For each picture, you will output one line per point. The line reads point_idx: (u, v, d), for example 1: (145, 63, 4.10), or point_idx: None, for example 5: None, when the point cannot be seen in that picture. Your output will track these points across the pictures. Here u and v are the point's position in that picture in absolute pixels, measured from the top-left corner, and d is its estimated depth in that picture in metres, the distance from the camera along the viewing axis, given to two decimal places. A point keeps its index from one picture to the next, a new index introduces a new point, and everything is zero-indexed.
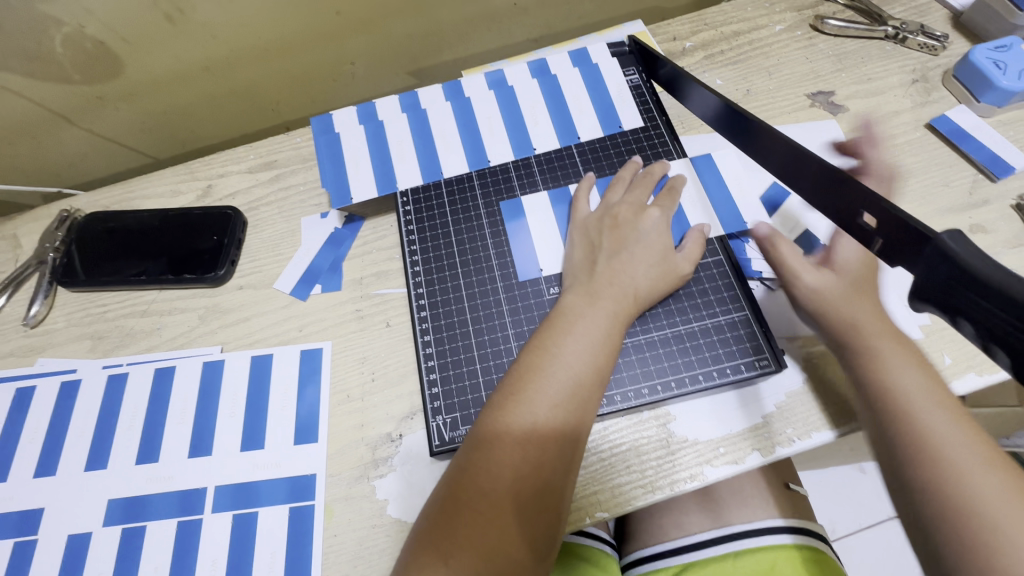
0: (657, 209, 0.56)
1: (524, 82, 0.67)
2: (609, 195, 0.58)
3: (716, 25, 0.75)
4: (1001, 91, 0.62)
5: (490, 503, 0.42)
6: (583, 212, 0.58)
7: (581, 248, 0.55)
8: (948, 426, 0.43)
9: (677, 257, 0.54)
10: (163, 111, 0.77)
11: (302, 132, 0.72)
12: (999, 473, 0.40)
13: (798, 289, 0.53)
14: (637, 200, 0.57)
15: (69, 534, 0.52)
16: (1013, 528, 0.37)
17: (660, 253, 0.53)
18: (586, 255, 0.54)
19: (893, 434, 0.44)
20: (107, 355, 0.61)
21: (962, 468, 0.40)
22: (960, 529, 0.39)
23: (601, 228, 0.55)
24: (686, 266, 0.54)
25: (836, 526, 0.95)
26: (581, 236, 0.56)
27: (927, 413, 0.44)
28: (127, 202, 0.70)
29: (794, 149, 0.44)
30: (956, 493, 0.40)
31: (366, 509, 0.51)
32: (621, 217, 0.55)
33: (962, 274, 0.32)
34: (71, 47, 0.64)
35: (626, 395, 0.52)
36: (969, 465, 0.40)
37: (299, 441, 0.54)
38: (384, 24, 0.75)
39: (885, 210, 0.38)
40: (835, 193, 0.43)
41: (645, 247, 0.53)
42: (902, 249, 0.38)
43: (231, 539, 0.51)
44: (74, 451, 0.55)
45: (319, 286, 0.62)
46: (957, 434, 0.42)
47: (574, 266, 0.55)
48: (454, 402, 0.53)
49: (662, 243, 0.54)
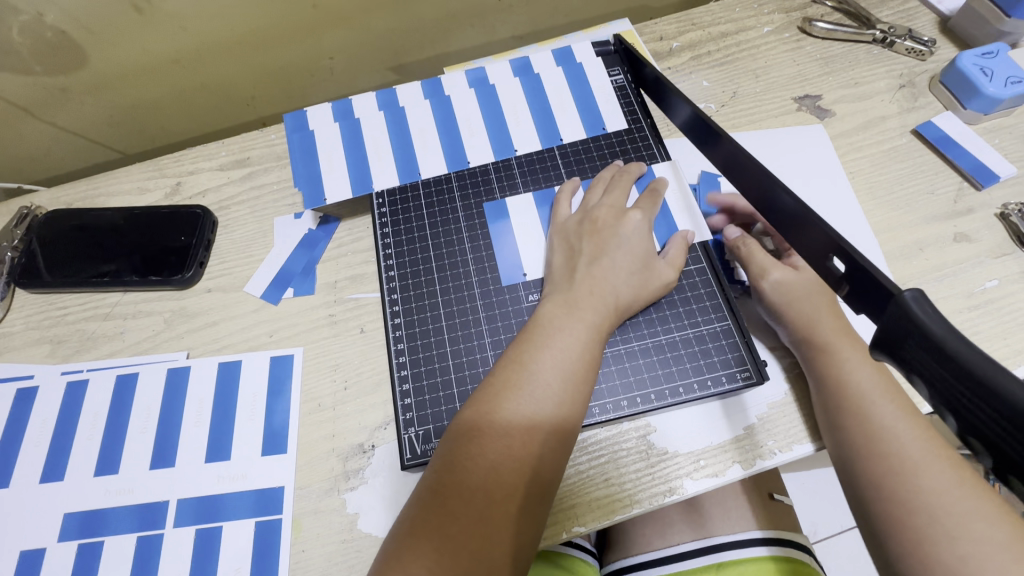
0: (638, 212, 0.54)
1: (506, 82, 0.65)
2: (589, 198, 0.57)
3: (704, 25, 0.73)
4: (987, 98, 0.61)
5: (460, 525, 0.40)
6: (564, 214, 0.57)
7: (560, 254, 0.54)
8: (899, 421, 0.45)
9: (658, 264, 0.52)
10: (131, 105, 0.74)
11: (276, 129, 0.70)
12: (949, 469, 0.41)
13: (768, 282, 0.53)
14: (618, 204, 0.55)
15: (22, 550, 0.49)
16: (952, 521, 0.39)
17: (642, 259, 0.52)
18: (566, 261, 0.53)
19: (845, 434, 0.46)
20: (66, 360, 0.58)
21: (907, 460, 0.42)
22: (900, 524, 0.41)
23: (580, 233, 0.54)
24: (667, 272, 0.52)
25: (817, 530, 0.95)
26: (561, 240, 0.54)
27: (878, 408, 0.46)
28: (91, 199, 0.67)
29: (768, 185, 0.44)
30: (901, 487, 0.42)
31: (335, 523, 0.49)
32: (601, 221, 0.54)
33: (920, 338, 0.30)
34: (30, 36, 0.61)
35: (605, 407, 0.50)
36: (915, 458, 0.42)
37: (268, 452, 0.52)
38: (363, 19, 0.73)
39: (835, 243, 0.38)
40: (804, 237, 0.42)
41: (626, 253, 0.52)
42: (868, 300, 0.36)
43: (194, 554, 0.49)
44: (30, 461, 0.53)
45: (291, 290, 0.60)
46: (905, 429, 0.44)
47: (555, 272, 0.53)
48: (427, 413, 0.51)
49: (643, 249, 0.53)
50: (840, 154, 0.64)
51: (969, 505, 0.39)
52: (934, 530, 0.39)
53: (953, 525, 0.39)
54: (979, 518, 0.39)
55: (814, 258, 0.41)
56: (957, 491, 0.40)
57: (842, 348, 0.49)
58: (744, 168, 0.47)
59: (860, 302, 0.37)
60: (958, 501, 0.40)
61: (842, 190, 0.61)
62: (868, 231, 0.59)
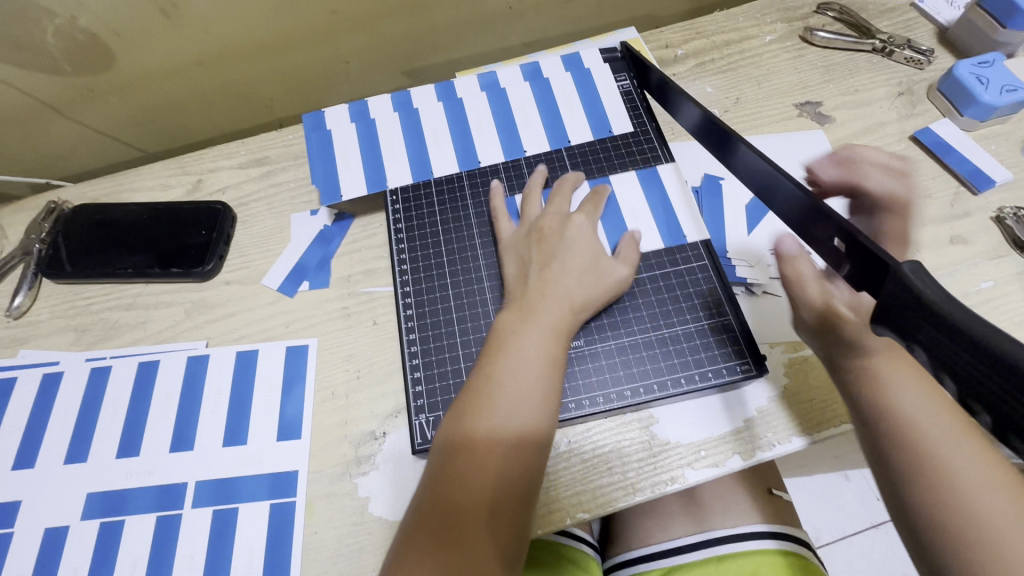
0: (582, 216, 0.57)
1: (517, 86, 0.68)
2: (532, 210, 0.59)
3: (708, 34, 0.76)
4: (983, 105, 0.63)
5: (485, 501, 0.42)
6: (506, 231, 0.59)
7: (514, 266, 0.56)
8: (950, 441, 0.42)
9: (609, 263, 0.54)
10: (154, 105, 0.77)
11: (294, 129, 0.72)
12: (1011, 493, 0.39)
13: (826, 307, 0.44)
14: (563, 210, 0.58)
15: (46, 527, 0.51)
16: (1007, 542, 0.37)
17: (591, 260, 0.54)
18: (519, 272, 0.55)
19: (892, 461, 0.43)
20: (90, 348, 0.60)
21: (954, 481, 0.40)
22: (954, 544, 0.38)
23: (529, 244, 0.56)
24: (619, 270, 0.54)
25: (820, 534, 0.95)
26: (513, 253, 0.56)
27: (931, 429, 0.43)
28: (115, 195, 0.69)
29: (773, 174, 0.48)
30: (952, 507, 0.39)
31: (348, 506, 0.51)
32: (547, 230, 0.56)
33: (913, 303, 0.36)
34: (63, 38, 0.64)
35: (608, 397, 0.52)
36: (966, 479, 0.40)
37: (283, 437, 0.54)
38: (378, 25, 0.76)
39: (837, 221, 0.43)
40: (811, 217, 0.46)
41: (573, 255, 0.54)
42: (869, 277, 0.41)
43: (210, 535, 0.50)
44: (55, 443, 0.55)
45: (307, 283, 0.62)
46: (958, 448, 0.41)
47: (509, 284, 0.55)
48: (437, 400, 0.53)
49: (590, 251, 0.55)
50: None
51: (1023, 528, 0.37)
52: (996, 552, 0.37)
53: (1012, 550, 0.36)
54: None
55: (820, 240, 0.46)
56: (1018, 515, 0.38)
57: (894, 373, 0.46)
58: (756, 171, 0.51)
59: (861, 278, 0.42)
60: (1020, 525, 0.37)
61: None
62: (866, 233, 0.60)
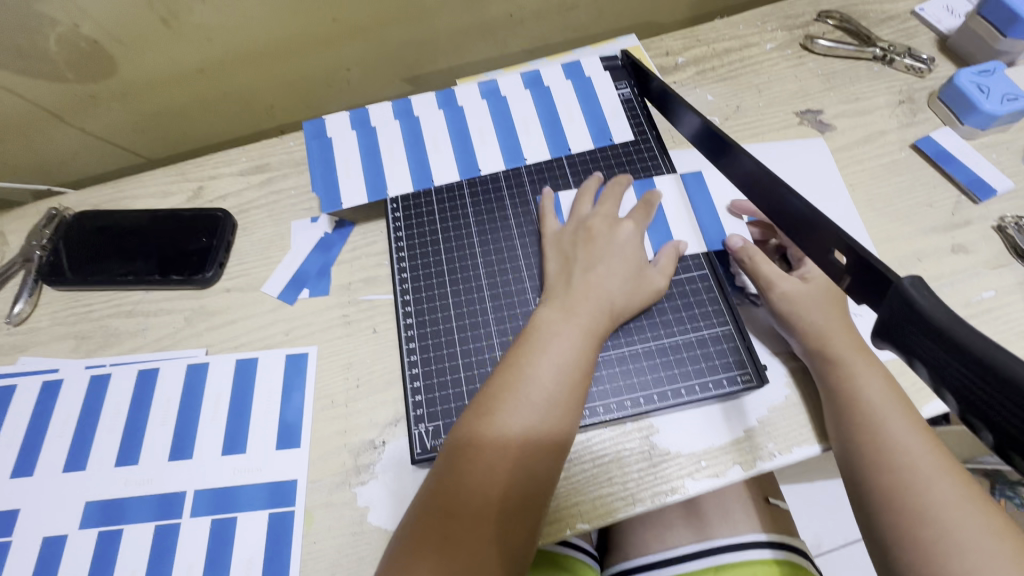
0: (631, 222, 0.57)
1: (517, 94, 0.68)
2: (582, 208, 0.59)
3: (709, 42, 0.76)
4: (984, 114, 0.63)
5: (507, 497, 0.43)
6: (552, 227, 0.59)
7: (556, 262, 0.56)
8: (907, 432, 0.45)
9: (650, 274, 0.54)
10: (156, 112, 0.77)
11: (295, 136, 0.72)
12: (960, 485, 0.42)
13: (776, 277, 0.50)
14: (612, 214, 0.58)
15: (45, 536, 0.51)
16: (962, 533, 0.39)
17: (635, 266, 0.54)
18: (562, 269, 0.55)
19: (855, 446, 0.46)
20: (89, 355, 0.60)
21: (917, 475, 0.42)
22: (911, 531, 0.41)
23: (575, 242, 0.56)
24: (659, 281, 0.54)
25: (820, 541, 0.95)
26: (557, 250, 0.56)
27: (891, 423, 0.46)
28: (116, 202, 0.69)
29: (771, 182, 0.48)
30: (910, 499, 0.42)
31: (347, 515, 0.51)
32: (596, 231, 0.56)
33: (913, 318, 0.36)
34: (66, 46, 0.64)
35: (609, 407, 0.52)
36: (924, 473, 0.42)
37: (283, 445, 0.54)
38: (379, 33, 0.76)
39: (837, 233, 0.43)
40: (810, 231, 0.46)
41: (619, 260, 0.54)
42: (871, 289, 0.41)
43: (208, 544, 0.50)
44: (54, 451, 0.55)
45: (307, 291, 0.62)
46: (915, 440, 0.44)
47: (550, 279, 0.55)
48: (437, 410, 0.53)
49: (634, 257, 0.55)
50: (841, 166, 0.65)
51: (979, 521, 0.40)
52: (945, 542, 0.39)
53: (964, 538, 0.39)
54: (990, 533, 0.39)
55: (819, 253, 0.46)
56: (966, 503, 0.41)
57: (854, 361, 0.49)
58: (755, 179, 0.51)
59: (861, 291, 0.42)
60: (967, 515, 0.40)
61: (841, 201, 0.63)
62: (867, 242, 0.60)
